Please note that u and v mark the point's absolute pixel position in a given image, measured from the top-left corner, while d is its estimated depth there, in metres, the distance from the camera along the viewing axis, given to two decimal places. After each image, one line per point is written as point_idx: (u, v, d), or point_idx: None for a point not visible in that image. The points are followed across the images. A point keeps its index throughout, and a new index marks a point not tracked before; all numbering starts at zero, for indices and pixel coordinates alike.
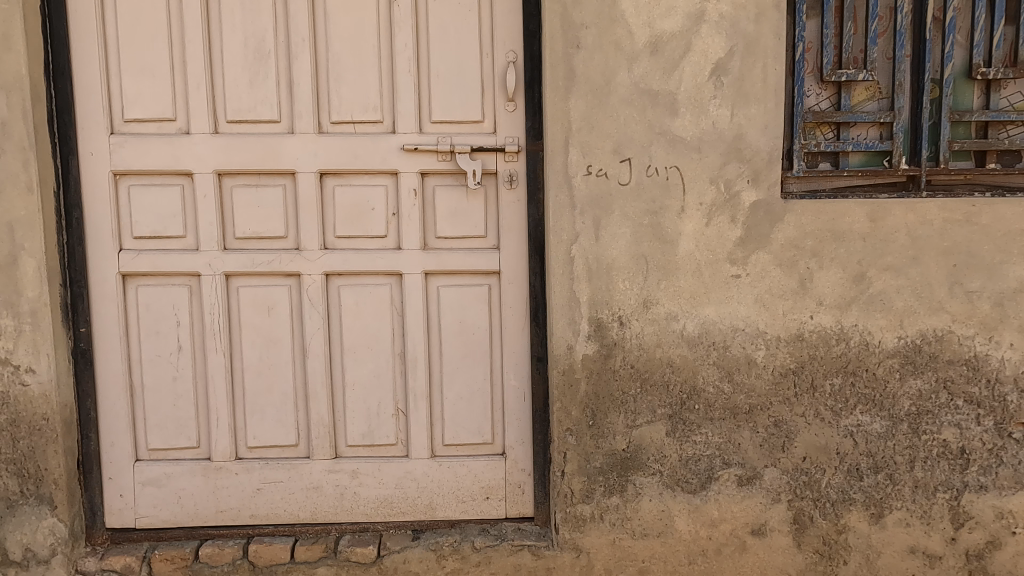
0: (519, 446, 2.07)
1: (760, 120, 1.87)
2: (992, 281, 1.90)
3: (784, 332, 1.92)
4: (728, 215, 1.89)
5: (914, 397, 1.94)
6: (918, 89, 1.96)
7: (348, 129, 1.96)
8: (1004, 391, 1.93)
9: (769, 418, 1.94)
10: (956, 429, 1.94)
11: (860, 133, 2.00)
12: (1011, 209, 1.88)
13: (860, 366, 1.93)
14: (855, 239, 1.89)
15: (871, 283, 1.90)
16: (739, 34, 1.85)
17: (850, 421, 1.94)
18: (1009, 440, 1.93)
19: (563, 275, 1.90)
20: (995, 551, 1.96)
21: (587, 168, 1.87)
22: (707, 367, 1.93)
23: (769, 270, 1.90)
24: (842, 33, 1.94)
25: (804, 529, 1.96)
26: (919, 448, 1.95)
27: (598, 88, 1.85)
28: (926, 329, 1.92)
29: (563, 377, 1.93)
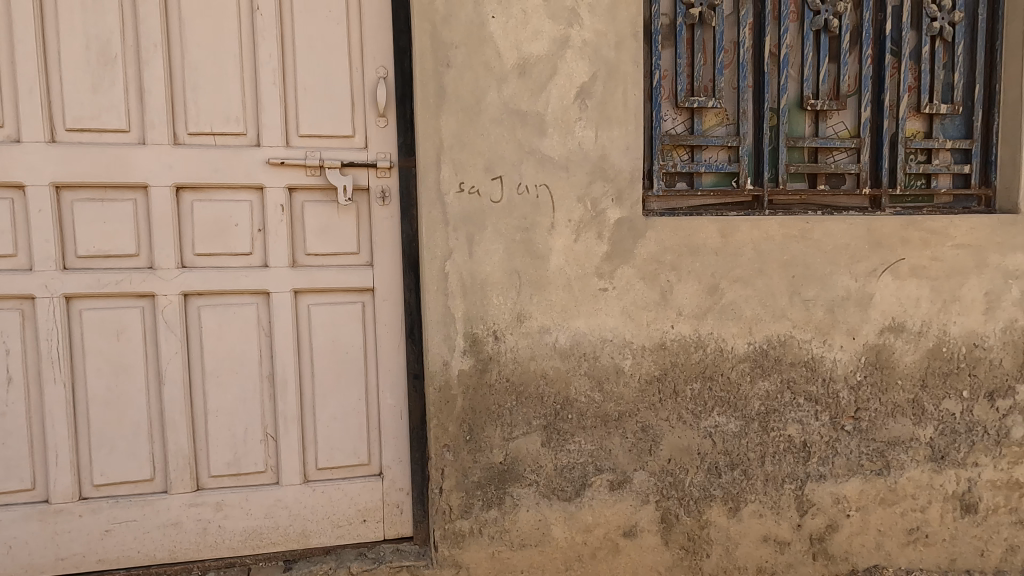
0: (396, 465, 2.04)
1: (622, 141, 1.98)
2: (824, 290, 2.12)
3: (648, 342, 2.03)
4: (595, 232, 1.98)
5: (763, 398, 2.12)
6: (760, 117, 2.16)
7: (207, 141, 1.86)
8: (837, 388, 2.15)
9: (636, 423, 2.04)
10: (799, 425, 2.14)
11: (711, 156, 2.17)
12: (837, 226, 2.11)
13: (717, 370, 2.08)
14: (709, 254, 2.05)
15: (724, 294, 2.06)
16: (601, 59, 1.95)
17: (709, 422, 2.09)
18: (842, 432, 2.17)
19: (437, 291, 1.90)
20: (834, 533, 2.18)
21: (459, 185, 1.89)
22: (578, 377, 2.00)
23: (633, 283, 2.01)
24: (693, 63, 2.10)
25: (670, 527, 2.08)
26: (768, 445, 2.13)
27: (469, 107, 1.88)
28: (772, 334, 2.10)
29: (439, 393, 1.93)
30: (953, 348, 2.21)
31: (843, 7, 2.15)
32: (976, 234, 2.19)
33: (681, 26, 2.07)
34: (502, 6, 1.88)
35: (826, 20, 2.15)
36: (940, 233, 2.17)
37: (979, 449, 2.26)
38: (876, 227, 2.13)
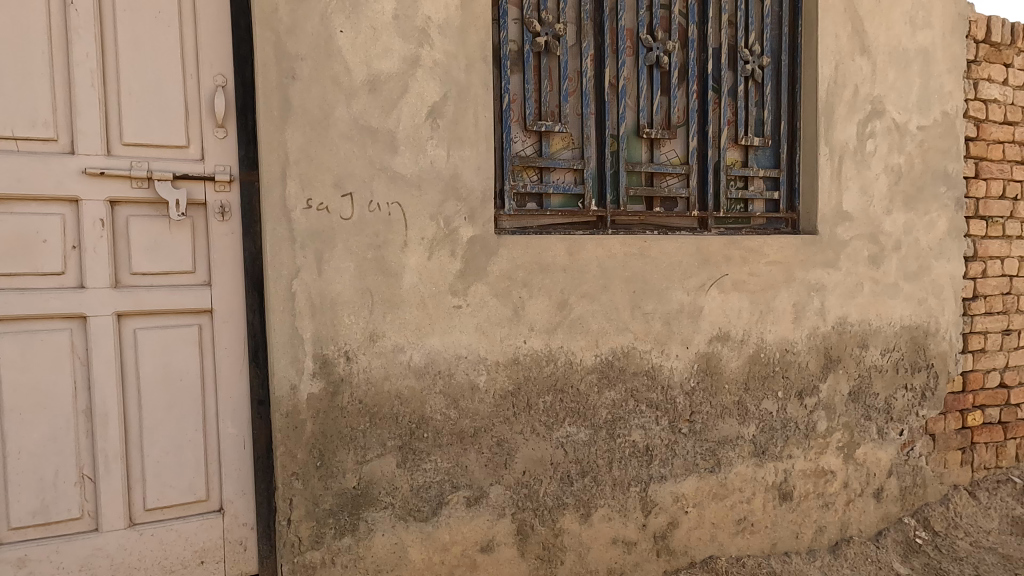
0: (238, 499, 1.90)
1: (473, 161, 2.02)
2: (661, 304, 2.29)
3: (502, 357, 2.08)
4: (448, 250, 1.99)
5: (610, 406, 2.24)
6: (602, 142, 2.31)
7: (6, 146, 1.64)
8: (674, 394, 2.33)
9: (491, 438, 2.07)
10: (642, 430, 2.29)
11: (559, 177, 2.28)
12: (671, 245, 2.29)
13: (566, 382, 2.17)
14: (558, 271, 2.14)
15: (572, 309, 2.16)
16: (451, 81, 1.98)
17: (561, 433, 2.17)
18: (680, 434, 2.35)
19: (283, 312, 1.81)
20: (675, 530, 2.35)
21: (307, 202, 1.83)
22: (433, 396, 2.00)
23: (486, 300, 2.05)
24: (540, 89, 2.21)
25: (526, 538, 2.12)
26: (615, 451, 2.25)
27: (316, 121, 1.83)
28: (616, 346, 2.23)
29: (286, 419, 1.83)
30: (769, 354, 2.49)
31: (671, 46, 2.37)
32: (785, 252, 2.49)
33: (528, 53, 2.17)
34: (350, 20, 1.85)
35: (657, 57, 2.36)
36: (756, 251, 2.44)
37: (792, 442, 2.56)
38: (704, 246, 2.35)
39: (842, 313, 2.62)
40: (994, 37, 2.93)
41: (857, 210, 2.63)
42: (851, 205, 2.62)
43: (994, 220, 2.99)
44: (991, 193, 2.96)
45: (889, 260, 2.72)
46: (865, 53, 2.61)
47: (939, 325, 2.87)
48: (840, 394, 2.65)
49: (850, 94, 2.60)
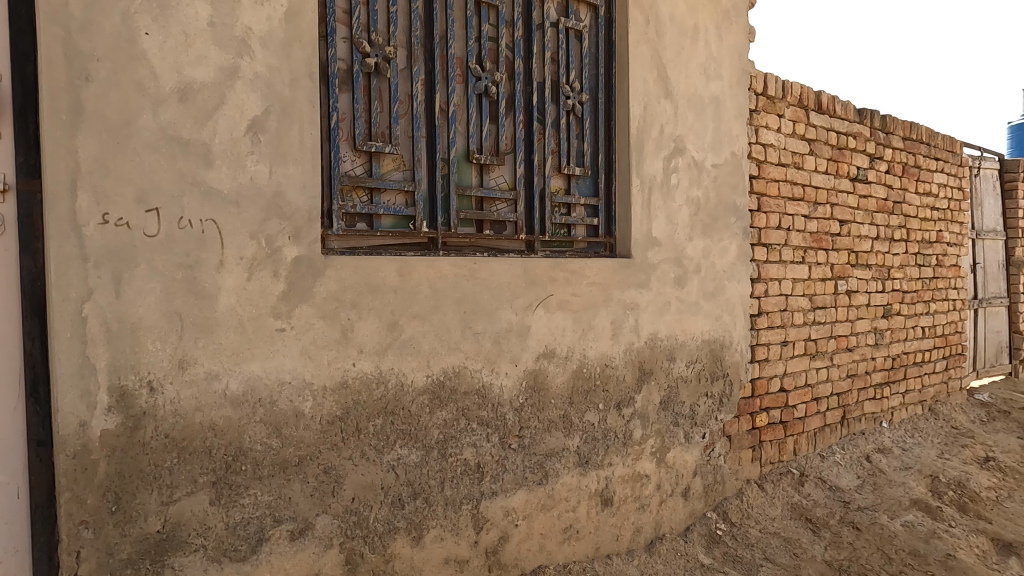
0: (9, 558, 1.64)
1: (298, 179, 1.95)
2: (491, 323, 2.36)
3: (329, 381, 2.01)
4: (269, 270, 1.90)
5: (441, 426, 2.26)
6: (432, 166, 2.35)
7: None
8: (504, 411, 2.41)
9: (318, 466, 1.99)
10: (473, 448, 2.33)
11: (389, 199, 2.28)
12: (500, 266, 2.38)
13: (397, 405, 2.15)
14: (388, 292, 2.12)
15: (402, 330, 2.16)
16: (274, 95, 1.91)
17: (392, 455, 2.15)
18: (510, 449, 2.42)
19: (71, 339, 1.61)
20: (506, 543, 2.41)
21: (103, 216, 1.65)
22: (253, 425, 1.88)
23: (312, 322, 1.98)
24: (370, 109, 2.21)
25: (355, 567, 2.06)
26: (447, 470, 2.27)
27: (115, 128, 1.66)
28: (447, 366, 2.26)
29: (73, 461, 1.62)
30: (591, 369, 2.66)
31: (498, 77, 2.50)
32: (603, 274, 2.68)
33: (357, 73, 2.17)
34: (158, 23, 1.72)
35: (486, 86, 2.46)
36: (578, 273, 2.61)
37: (612, 450, 2.75)
38: (531, 268, 2.46)
39: (653, 330, 2.89)
40: (769, 91, 3.44)
41: (664, 236, 2.92)
42: (660, 232, 2.90)
43: (773, 247, 3.48)
44: (770, 224, 3.45)
45: (691, 281, 3.05)
46: (668, 96, 2.93)
47: (732, 339, 3.26)
48: (652, 403, 2.90)
49: (657, 132, 2.89)
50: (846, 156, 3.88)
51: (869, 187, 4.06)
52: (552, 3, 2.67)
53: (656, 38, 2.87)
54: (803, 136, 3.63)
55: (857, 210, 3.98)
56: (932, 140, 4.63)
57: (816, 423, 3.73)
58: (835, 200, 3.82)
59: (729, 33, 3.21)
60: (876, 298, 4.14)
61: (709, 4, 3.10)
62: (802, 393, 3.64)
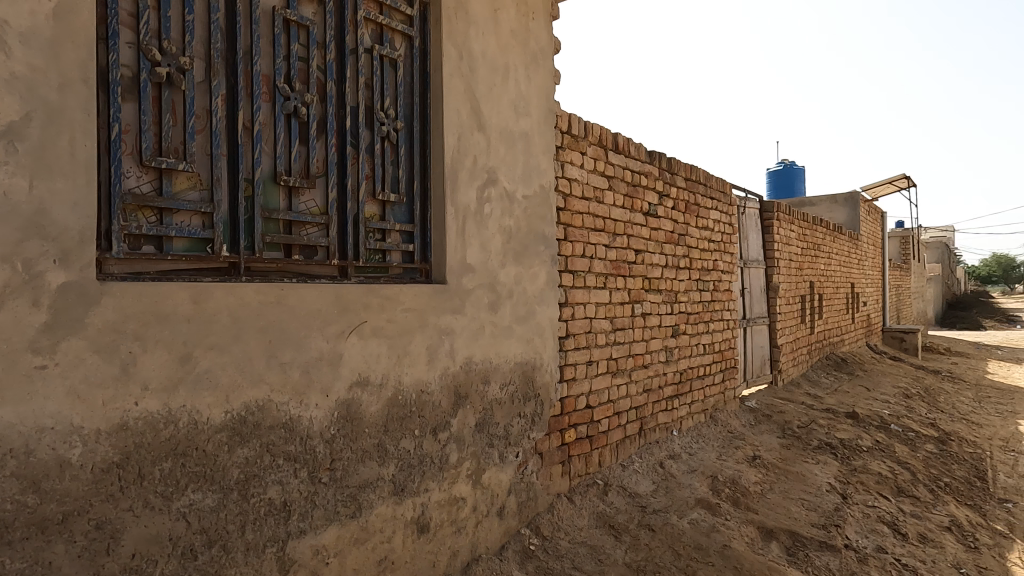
0: None
1: (67, 196, 1.73)
2: (299, 352, 2.26)
3: (105, 424, 1.78)
4: (28, 299, 1.65)
5: (242, 465, 2.10)
6: (234, 186, 2.21)
7: None
8: (313, 444, 2.30)
9: (88, 522, 1.76)
10: (279, 486, 2.20)
11: (183, 220, 2.10)
12: (310, 293, 2.29)
13: (190, 445, 1.97)
14: (179, 321, 1.94)
15: (197, 363, 1.98)
16: (37, 99, 1.68)
17: (183, 501, 1.95)
18: (320, 484, 2.32)
19: None
20: None
21: None
22: (0, 481, 1.61)
23: (84, 357, 1.75)
24: (161, 122, 2.03)
25: None
26: (248, 512, 2.11)
27: None
28: (249, 400, 2.11)
29: None
30: (406, 396, 2.65)
31: (309, 98, 2.44)
32: (418, 300, 2.70)
33: (146, 82, 1.98)
34: None
35: (295, 106, 2.38)
36: (393, 299, 2.59)
37: (428, 476, 2.75)
38: (343, 294, 2.40)
39: (468, 354, 2.96)
40: (573, 130, 3.74)
41: (478, 262, 3.02)
42: (474, 258, 2.99)
43: (578, 273, 3.75)
44: (575, 252, 3.72)
45: (504, 306, 3.18)
46: (481, 129, 3.05)
47: (542, 361, 3.45)
48: (468, 426, 2.96)
49: (471, 162, 2.99)
50: (639, 192, 4.33)
51: (658, 220, 4.56)
52: (366, 29, 2.68)
53: (469, 72, 2.99)
54: (602, 173, 3.99)
55: (649, 241, 4.45)
56: (708, 181, 5.33)
57: (618, 435, 4.06)
58: (631, 231, 4.24)
59: (537, 74, 3.44)
60: (666, 319, 4.64)
61: (519, 46, 3.31)
62: (605, 408, 3.95)
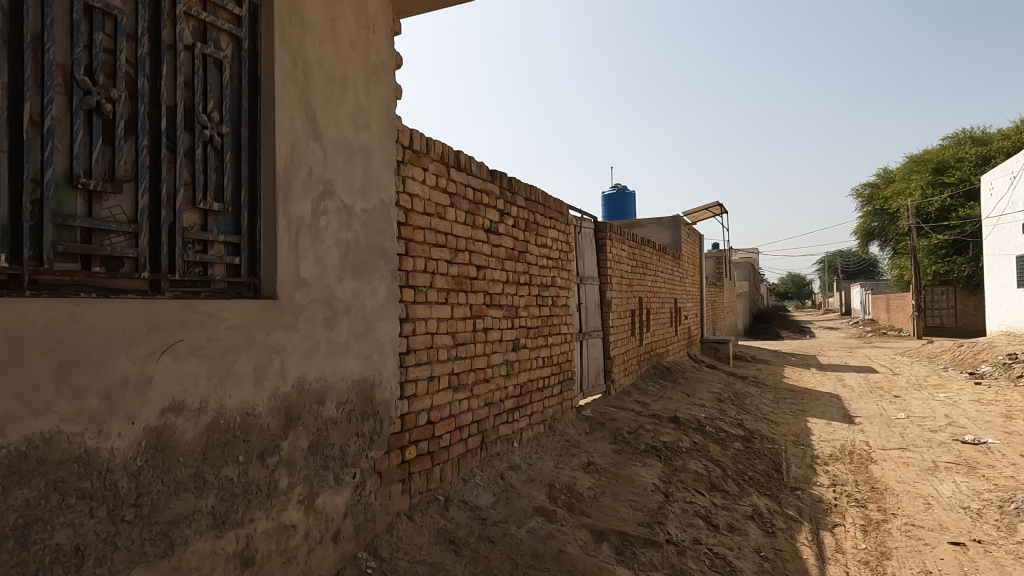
0: None
1: None
2: (98, 376, 2.01)
3: None
4: None
5: (22, 508, 1.82)
6: (17, 187, 1.94)
7: None
8: (115, 478, 2.06)
9: None
10: (70, 529, 1.94)
11: None
12: (112, 309, 2.06)
13: None
14: None
15: None
16: None
17: None
18: (123, 522, 2.08)
19: None
20: None
21: None
22: None
23: None
24: None
25: None
26: (28, 563, 1.83)
27: None
28: (32, 433, 1.84)
29: None
30: (229, 420, 2.46)
31: (116, 94, 2.21)
32: (244, 316, 2.52)
33: None
34: None
35: (98, 102, 2.15)
36: (215, 315, 2.40)
37: (254, 505, 2.57)
38: (154, 310, 2.18)
39: (301, 374, 2.82)
40: (415, 145, 3.75)
41: (312, 277, 2.89)
42: (308, 272, 2.86)
43: (419, 289, 3.74)
44: (416, 267, 3.71)
45: (341, 322, 3.08)
46: (317, 138, 2.94)
47: (382, 378, 3.38)
48: (300, 449, 2.81)
49: (305, 173, 2.87)
50: (480, 210, 4.43)
51: (499, 237, 4.69)
52: (186, 25, 2.49)
53: (304, 80, 2.88)
54: (444, 189, 4.03)
55: (490, 257, 4.56)
56: (546, 202, 5.58)
57: (459, 449, 4.08)
58: (472, 247, 4.32)
59: (378, 87, 3.41)
60: (507, 333, 4.77)
61: (358, 58, 3.25)
62: (447, 423, 3.96)
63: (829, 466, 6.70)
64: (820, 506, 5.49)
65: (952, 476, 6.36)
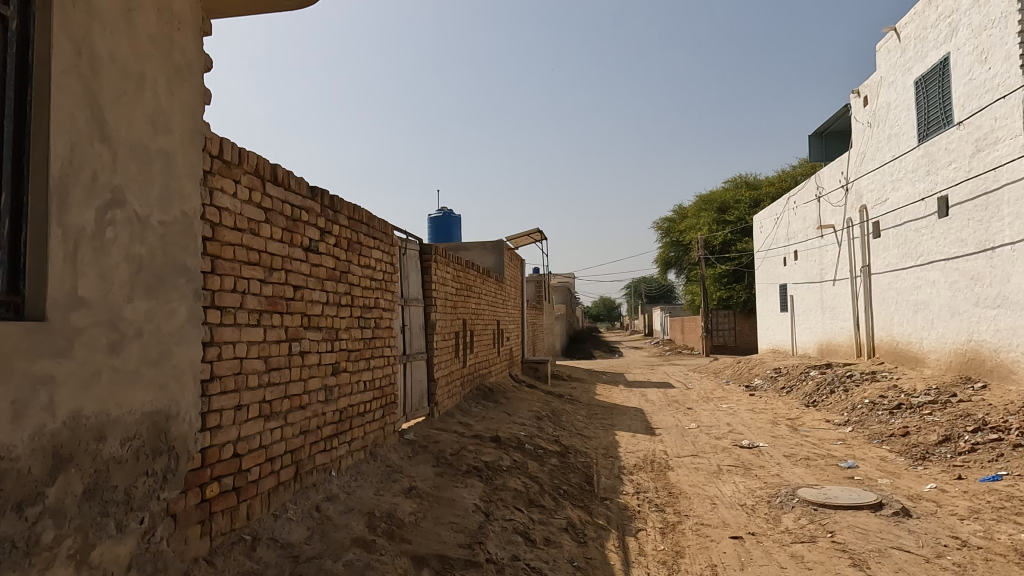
0: None
1: None
2: None
3: None
4: None
5: None
6: None
7: None
8: None
9: None
10: None
11: None
12: None
13: None
14: None
15: None
16: None
17: None
18: None
19: None
20: None
21: None
22: None
23: None
24: None
25: None
26: None
27: None
28: None
29: None
30: None
31: None
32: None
33: None
34: None
35: None
36: None
37: (6, 567, 2.15)
38: None
39: (75, 407, 2.44)
40: (225, 155, 3.48)
41: (94, 296, 2.53)
42: (88, 291, 2.50)
43: (227, 310, 3.45)
44: (224, 287, 3.42)
45: (129, 347, 2.73)
46: (104, 140, 2.60)
47: (178, 409, 3.04)
48: (71, 495, 2.43)
49: (88, 178, 2.52)
50: (298, 227, 4.22)
51: (319, 257, 4.50)
52: None
53: (90, 74, 2.54)
54: (258, 204, 3.78)
55: (309, 277, 4.35)
56: (370, 221, 5.48)
57: (269, 483, 3.79)
58: (289, 266, 4.09)
59: (182, 90, 3.12)
60: (326, 357, 4.56)
61: (159, 56, 2.95)
62: (256, 455, 3.66)
63: (633, 475, 7.27)
64: (625, 514, 5.93)
65: (732, 478, 7.23)
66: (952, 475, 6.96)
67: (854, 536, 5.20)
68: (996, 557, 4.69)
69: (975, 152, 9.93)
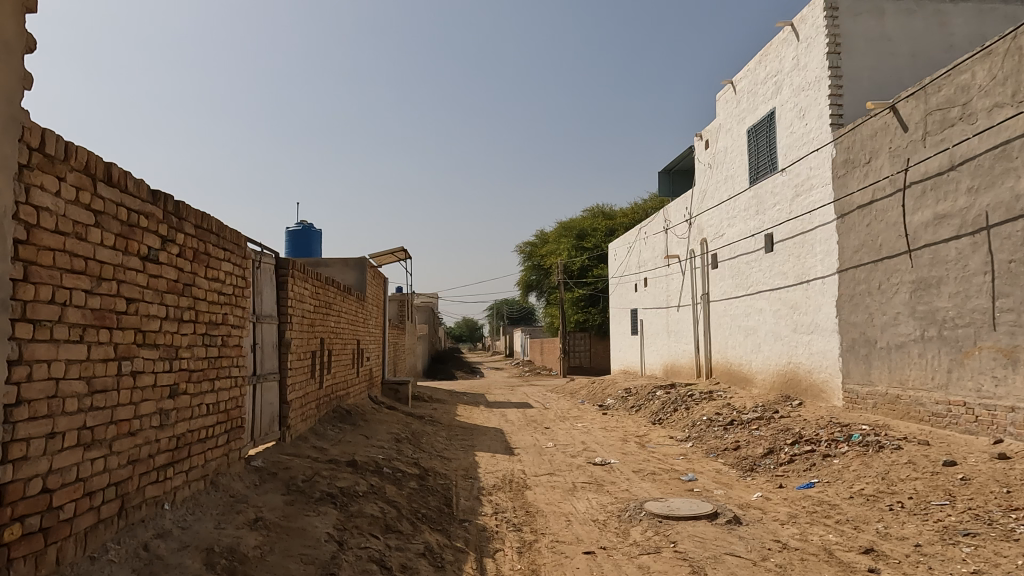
0: None
1: None
2: None
3: None
4: None
5: None
6: None
7: None
8: None
9: None
10: None
11: None
12: None
13: None
14: None
15: None
16: None
17: None
18: None
19: None
20: None
21: None
22: None
23: None
24: None
25: None
26: None
27: None
28: None
29: None
30: None
31: None
32: None
33: None
34: None
35: None
36: None
37: None
38: None
39: None
40: (48, 149, 3.08)
41: None
42: None
43: (41, 323, 3.02)
44: (39, 297, 3.00)
45: None
46: None
47: None
48: None
49: None
50: (135, 233, 3.83)
51: (159, 267, 4.10)
52: None
53: None
54: (87, 206, 3.38)
55: (146, 289, 3.94)
56: (220, 231, 5.10)
57: (87, 521, 3.34)
58: (122, 276, 3.68)
59: None
60: (163, 378, 4.14)
61: None
62: (71, 490, 3.22)
63: (492, 496, 7.30)
64: (484, 535, 5.94)
65: (586, 494, 7.50)
66: (774, 484, 7.74)
67: (693, 545, 5.59)
68: (810, 556, 5.26)
69: (794, 197, 11.28)
